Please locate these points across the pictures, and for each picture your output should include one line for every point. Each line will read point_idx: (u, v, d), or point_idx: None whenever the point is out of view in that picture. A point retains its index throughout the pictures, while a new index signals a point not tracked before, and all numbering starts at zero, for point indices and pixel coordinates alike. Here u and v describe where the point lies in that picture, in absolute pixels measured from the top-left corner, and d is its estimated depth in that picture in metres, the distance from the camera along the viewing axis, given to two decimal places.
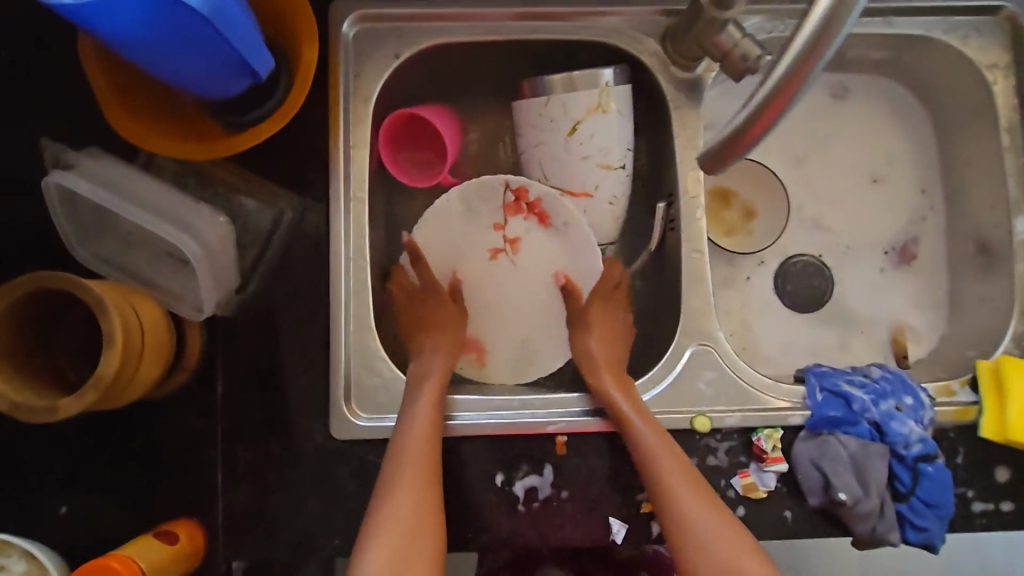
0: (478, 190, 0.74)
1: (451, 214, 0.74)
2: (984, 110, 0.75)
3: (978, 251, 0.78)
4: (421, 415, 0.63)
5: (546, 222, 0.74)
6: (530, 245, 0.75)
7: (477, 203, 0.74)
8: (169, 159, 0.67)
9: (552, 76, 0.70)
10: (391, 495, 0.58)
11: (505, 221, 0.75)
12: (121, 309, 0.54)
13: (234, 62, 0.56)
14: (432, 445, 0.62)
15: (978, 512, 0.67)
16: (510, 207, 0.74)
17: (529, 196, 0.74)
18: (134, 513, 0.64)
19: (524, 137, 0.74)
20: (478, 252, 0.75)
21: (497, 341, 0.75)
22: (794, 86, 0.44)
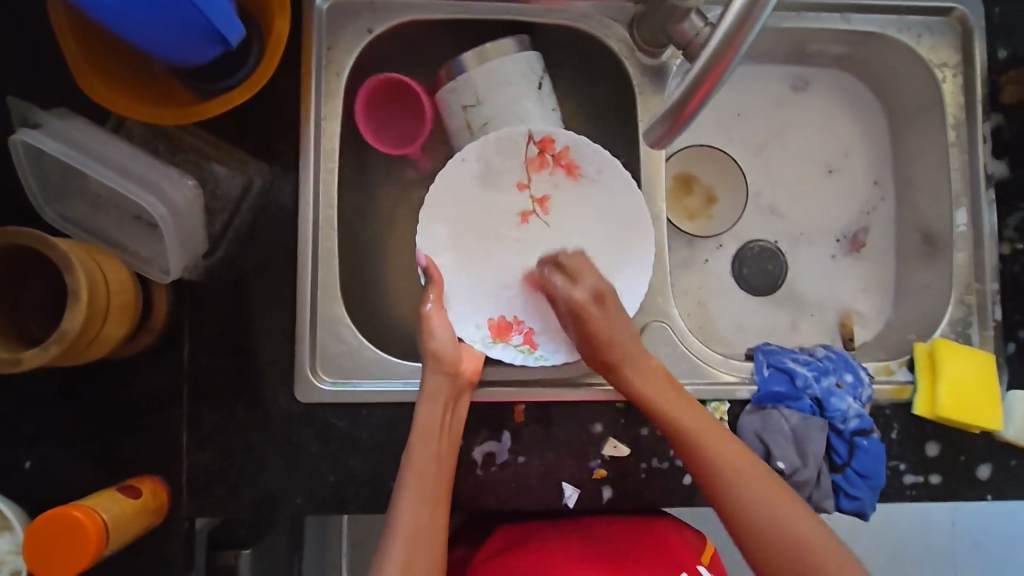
0: (497, 142, 0.73)
1: (465, 174, 0.74)
2: (932, 106, 0.79)
3: (923, 241, 0.82)
4: (430, 424, 0.64)
5: (574, 172, 0.75)
6: (560, 199, 0.76)
7: (498, 160, 0.74)
8: (138, 122, 0.67)
9: (467, 55, 0.72)
10: (400, 504, 0.61)
11: (529, 179, 0.76)
12: (87, 267, 0.55)
13: (204, 28, 0.57)
14: (442, 459, 0.64)
15: (909, 484, 0.71)
16: (533, 162, 0.75)
17: (554, 146, 0.74)
18: (98, 470, 0.66)
19: (487, 104, 0.73)
20: (499, 215, 0.76)
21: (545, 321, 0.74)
22: (727, 59, 0.49)
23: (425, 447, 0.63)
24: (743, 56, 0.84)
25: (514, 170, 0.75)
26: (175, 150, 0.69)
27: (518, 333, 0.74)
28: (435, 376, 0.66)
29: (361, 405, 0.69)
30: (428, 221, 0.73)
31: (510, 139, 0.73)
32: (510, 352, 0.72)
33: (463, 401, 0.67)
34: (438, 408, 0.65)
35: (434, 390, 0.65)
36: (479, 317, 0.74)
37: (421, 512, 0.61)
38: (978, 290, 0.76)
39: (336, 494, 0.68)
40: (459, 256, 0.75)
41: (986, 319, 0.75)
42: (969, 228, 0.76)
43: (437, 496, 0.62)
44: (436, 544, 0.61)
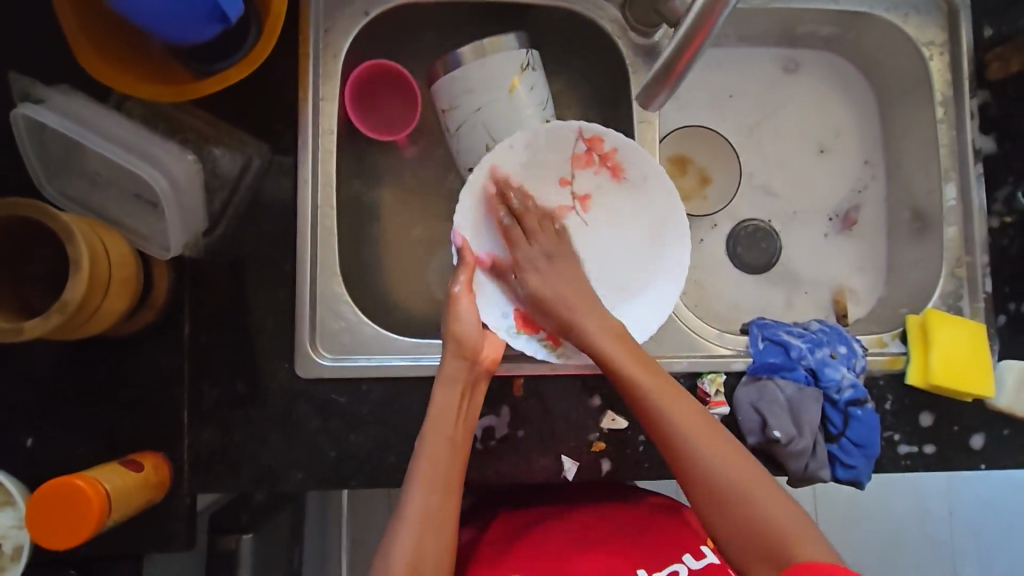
0: (547, 135, 0.74)
1: (510, 160, 0.74)
2: (921, 83, 0.80)
3: (914, 217, 0.83)
4: (448, 414, 0.63)
5: (619, 174, 0.75)
6: (600, 199, 0.77)
7: (544, 150, 0.74)
8: (139, 103, 0.68)
9: (464, 50, 0.71)
10: (410, 491, 0.60)
11: (573, 176, 0.76)
12: (90, 241, 0.56)
13: (204, 7, 0.58)
14: (458, 447, 0.63)
15: (903, 454, 0.72)
16: (579, 160, 0.75)
17: (602, 146, 0.74)
18: (98, 447, 0.66)
19: (461, 108, 0.73)
20: (538, 206, 0.76)
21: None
22: (714, 14, 0.50)
23: (441, 430, 0.62)
24: (734, 39, 0.86)
25: (559, 166, 0.76)
26: (173, 130, 0.69)
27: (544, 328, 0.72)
28: (457, 360, 0.65)
29: (360, 380, 0.70)
30: (466, 201, 0.73)
31: (559, 134, 0.73)
32: (533, 346, 0.71)
33: (481, 388, 0.66)
34: (455, 393, 0.64)
35: (452, 374, 0.64)
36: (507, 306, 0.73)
37: (433, 496, 0.60)
38: (968, 263, 0.77)
39: (336, 470, 0.69)
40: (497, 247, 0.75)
41: (976, 291, 0.76)
42: (958, 203, 0.78)
43: (449, 481, 0.61)
44: (447, 532, 0.60)
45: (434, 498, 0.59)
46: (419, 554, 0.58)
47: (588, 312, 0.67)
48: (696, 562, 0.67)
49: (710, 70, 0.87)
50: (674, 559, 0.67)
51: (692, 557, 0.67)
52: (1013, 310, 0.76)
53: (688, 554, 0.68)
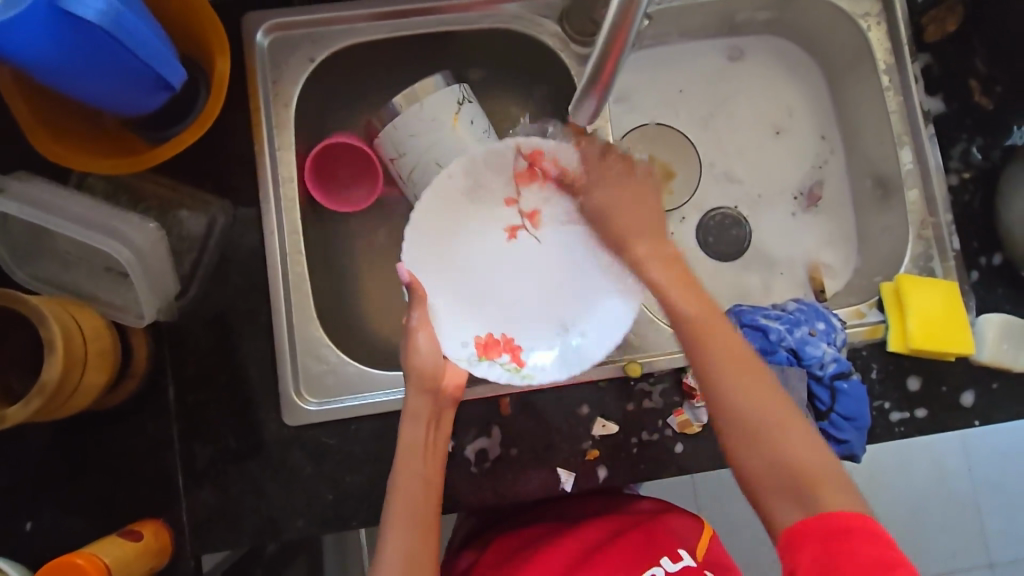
0: (485, 158, 0.75)
1: (454, 190, 0.75)
2: (863, 54, 0.81)
3: (876, 185, 0.84)
4: (415, 458, 0.62)
5: (562, 188, 0.78)
6: (548, 214, 0.80)
7: (487, 174, 0.76)
8: (99, 178, 0.70)
9: (397, 100, 0.74)
10: (388, 535, 0.60)
11: (517, 195, 0.79)
12: (63, 320, 0.57)
13: (149, 79, 0.60)
14: (431, 486, 0.62)
15: (896, 421, 0.72)
16: (524, 178, 0.77)
17: (542, 161, 0.76)
18: (98, 520, 0.67)
19: (409, 154, 0.75)
20: (488, 232, 0.80)
21: (532, 339, 0.77)
22: (618, 47, 0.51)
23: (412, 466, 0.62)
24: (675, 36, 0.87)
25: (502, 187, 0.78)
26: (136, 200, 0.71)
27: (505, 351, 0.75)
28: (420, 394, 0.65)
29: (349, 420, 0.71)
30: (418, 231, 0.74)
31: (499, 156, 0.75)
32: (496, 371, 0.73)
33: (446, 419, 0.66)
34: (422, 427, 0.64)
35: (417, 409, 0.65)
36: (465, 335, 0.75)
37: (413, 537, 0.60)
38: (934, 223, 0.78)
39: (336, 512, 0.69)
40: (456, 276, 0.78)
41: (945, 250, 0.77)
42: (916, 165, 0.78)
43: (427, 518, 0.61)
44: (430, 566, 0.60)
45: (420, 538, 0.60)
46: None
47: (643, 224, 0.71)
48: (671, 565, 0.66)
49: (656, 69, 0.89)
50: (651, 562, 0.66)
51: (668, 560, 0.66)
52: (984, 265, 0.77)
53: (665, 557, 0.67)
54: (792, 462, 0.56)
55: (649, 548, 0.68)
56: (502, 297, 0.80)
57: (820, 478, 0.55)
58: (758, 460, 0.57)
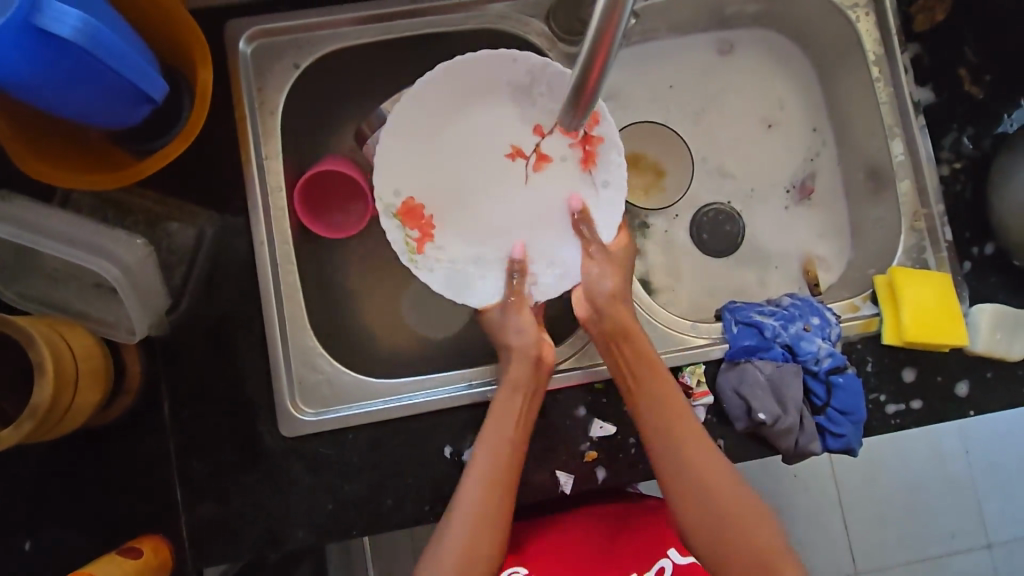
0: (553, 76, 0.71)
1: (503, 76, 0.73)
2: (852, 45, 0.80)
3: (868, 176, 0.84)
4: (500, 427, 0.65)
5: (587, 164, 0.74)
6: (552, 167, 0.76)
7: (539, 88, 0.73)
8: (86, 195, 0.70)
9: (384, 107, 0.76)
10: (463, 492, 0.63)
11: (547, 132, 0.75)
12: (51, 341, 0.56)
13: (131, 94, 0.59)
14: (513, 457, 0.64)
15: (892, 413, 0.73)
16: (565, 127, 0.74)
17: (594, 127, 0.72)
18: (98, 537, 0.66)
19: None
20: (492, 136, 0.76)
21: (464, 247, 0.75)
22: (602, 57, 0.46)
23: (501, 432, 0.64)
24: (664, 30, 0.87)
25: (544, 110, 0.74)
26: (123, 215, 0.71)
27: (418, 230, 0.74)
28: (518, 364, 0.68)
29: (346, 429, 0.70)
30: (406, 112, 0.72)
31: (561, 82, 0.71)
32: (397, 237, 0.73)
33: (542, 388, 0.68)
34: (517, 398, 0.66)
35: (516, 378, 0.67)
36: (403, 189, 0.74)
37: (488, 498, 0.62)
38: (926, 215, 0.77)
39: (336, 522, 0.69)
40: (431, 157, 0.75)
41: (938, 241, 0.77)
42: (908, 156, 0.78)
43: (503, 484, 0.63)
44: (494, 542, 0.62)
45: (493, 499, 0.62)
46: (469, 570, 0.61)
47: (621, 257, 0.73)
48: (680, 557, 0.72)
49: (646, 65, 0.88)
50: (660, 556, 0.72)
51: (676, 553, 0.72)
52: (977, 255, 0.77)
53: (673, 549, 0.73)
54: (752, 550, 0.62)
55: (662, 542, 0.72)
56: (468, 205, 0.76)
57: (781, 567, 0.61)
58: (716, 536, 0.63)
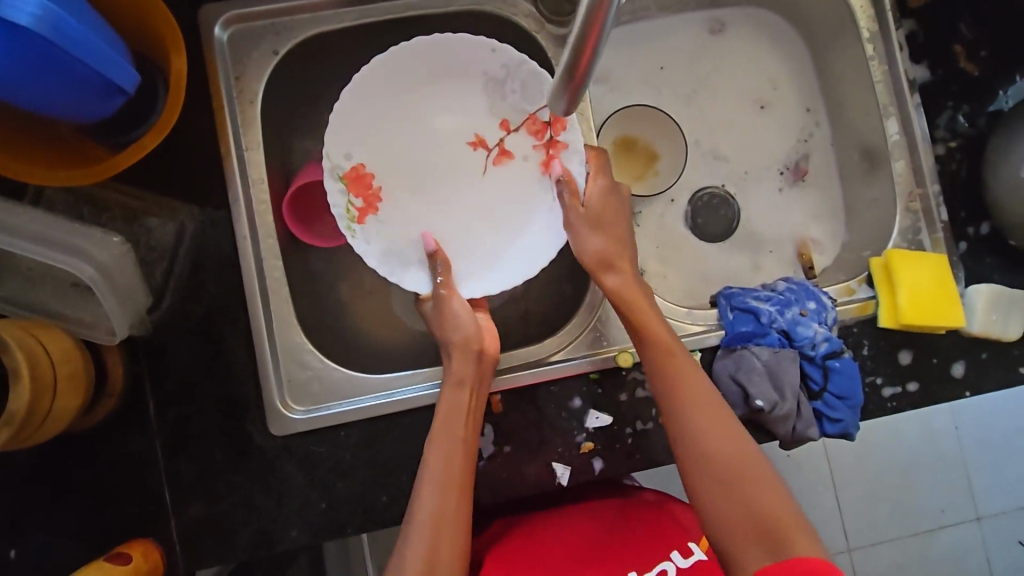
0: (528, 74, 0.70)
1: (476, 62, 0.71)
2: (846, 22, 0.79)
3: (862, 157, 0.83)
4: (448, 425, 0.63)
5: (548, 168, 0.73)
6: (513, 164, 0.75)
7: (511, 83, 0.71)
8: (59, 191, 0.67)
9: None
10: (420, 495, 0.61)
11: (512, 129, 0.74)
12: (26, 345, 0.54)
13: (99, 85, 0.56)
14: (466, 454, 0.63)
15: (888, 396, 0.72)
16: (533, 127, 0.72)
17: (560, 132, 0.71)
18: (86, 543, 0.65)
19: None
20: (455, 123, 0.74)
21: (408, 233, 0.73)
22: (600, 16, 0.42)
23: (452, 431, 0.63)
24: (654, 10, 0.85)
25: (512, 107, 0.73)
26: (99, 211, 0.68)
27: (364, 202, 0.71)
28: (462, 358, 0.66)
29: (338, 426, 0.69)
30: (369, 77, 0.69)
31: (537, 83, 0.70)
32: (338, 200, 0.69)
33: (487, 380, 0.67)
34: (463, 392, 0.65)
35: (461, 374, 0.65)
36: (355, 156, 0.71)
37: (446, 499, 0.60)
38: (922, 195, 0.77)
39: (330, 520, 0.68)
40: (391, 137, 0.73)
41: (934, 221, 0.76)
42: (903, 135, 0.77)
43: (456, 484, 0.61)
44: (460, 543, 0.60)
45: (450, 502, 0.60)
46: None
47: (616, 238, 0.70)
48: (683, 560, 0.67)
49: (636, 46, 0.86)
50: (662, 559, 0.67)
51: (680, 555, 0.68)
52: (972, 235, 0.76)
53: (675, 552, 0.68)
54: (759, 509, 0.58)
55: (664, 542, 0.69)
56: (422, 188, 0.75)
57: (789, 526, 0.57)
58: (730, 506, 0.59)
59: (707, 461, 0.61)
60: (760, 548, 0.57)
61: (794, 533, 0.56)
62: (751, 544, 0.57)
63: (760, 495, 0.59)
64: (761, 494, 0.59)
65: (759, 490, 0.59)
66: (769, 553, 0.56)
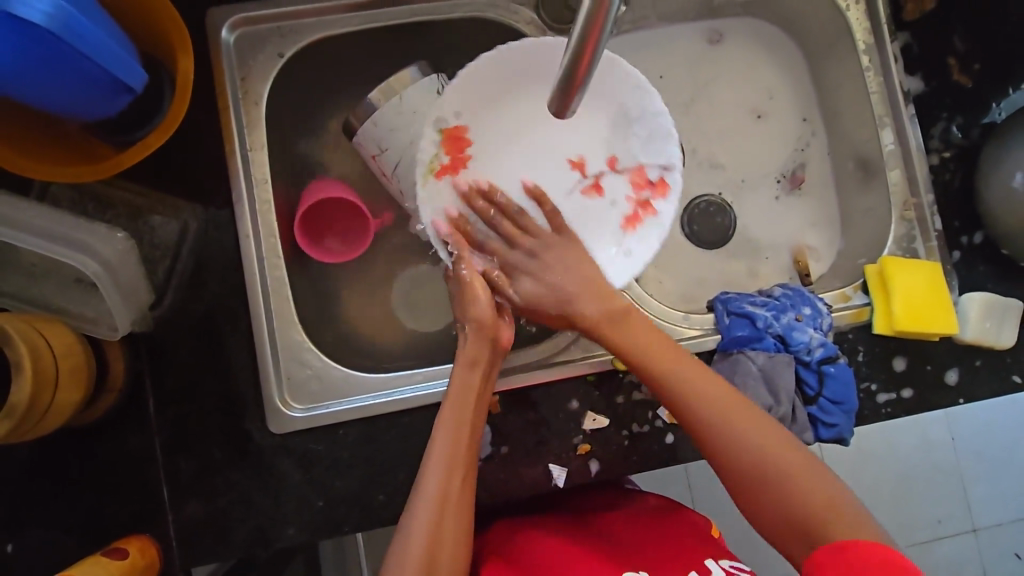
0: (658, 134, 0.71)
1: (609, 90, 0.71)
2: (842, 33, 0.80)
3: (858, 166, 0.84)
4: (456, 408, 0.62)
5: (630, 225, 0.74)
6: (596, 205, 0.74)
7: (638, 133, 0.72)
8: (64, 189, 0.68)
9: (373, 95, 0.71)
10: (426, 476, 0.60)
11: (614, 168, 0.74)
12: (29, 337, 0.55)
13: (107, 83, 0.57)
14: (471, 437, 0.62)
15: (882, 402, 0.73)
16: (637, 179, 0.73)
17: (661, 195, 0.73)
18: (84, 539, 0.65)
19: (391, 150, 0.72)
20: (563, 135, 0.74)
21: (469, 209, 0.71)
22: (604, 12, 0.43)
23: (460, 414, 0.62)
24: (654, 20, 0.86)
25: (627, 152, 0.73)
26: (104, 209, 0.69)
27: (449, 159, 0.71)
28: (476, 340, 0.64)
29: (336, 425, 0.69)
30: (500, 58, 0.69)
31: (663, 146, 0.71)
32: (426, 150, 0.69)
33: (497, 366, 0.66)
34: (474, 372, 0.64)
35: (474, 355, 0.64)
36: (454, 116, 0.70)
37: (450, 481, 0.60)
38: (915, 204, 0.78)
39: (327, 519, 0.68)
40: (488, 125, 0.72)
41: (927, 229, 0.77)
42: (898, 146, 0.78)
43: (463, 464, 0.61)
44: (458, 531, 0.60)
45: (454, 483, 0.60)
46: (432, 563, 0.58)
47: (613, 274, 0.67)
48: None
49: (637, 54, 0.87)
50: None
51: None
52: (965, 244, 0.77)
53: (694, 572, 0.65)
54: (793, 493, 0.58)
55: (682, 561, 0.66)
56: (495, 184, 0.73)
57: (821, 506, 0.57)
58: (768, 497, 0.60)
59: (732, 461, 0.61)
60: (796, 538, 0.58)
61: (825, 507, 0.57)
62: (786, 525, 0.59)
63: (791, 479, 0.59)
64: (788, 475, 0.59)
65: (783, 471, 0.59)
66: (804, 540, 0.57)
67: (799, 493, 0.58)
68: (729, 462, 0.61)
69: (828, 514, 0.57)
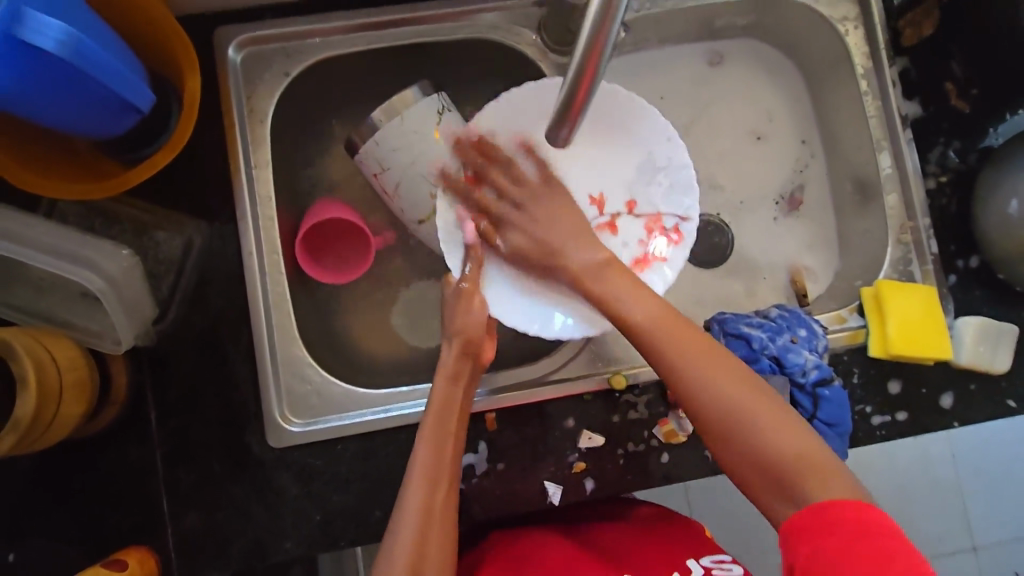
0: (681, 183, 0.72)
1: (638, 136, 0.72)
2: (841, 57, 0.81)
3: (855, 189, 0.85)
4: (437, 419, 0.63)
5: (639, 265, 0.73)
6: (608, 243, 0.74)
7: (660, 180, 0.73)
8: (72, 204, 0.69)
9: (376, 115, 0.72)
10: (408, 488, 0.60)
11: (632, 209, 0.74)
12: (33, 352, 0.56)
13: (115, 104, 0.58)
14: (455, 451, 0.63)
15: (877, 425, 0.73)
16: (651, 225, 0.74)
17: (674, 240, 0.73)
18: (84, 549, 0.66)
19: (393, 168, 0.73)
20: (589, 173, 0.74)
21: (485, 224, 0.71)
22: (595, 54, 0.45)
23: (442, 427, 0.62)
24: (655, 41, 0.87)
25: (648, 197, 0.74)
26: (110, 224, 0.71)
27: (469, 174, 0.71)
28: (459, 356, 0.66)
29: (334, 440, 0.70)
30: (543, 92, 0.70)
31: (684, 195, 0.72)
32: None
33: (476, 383, 0.67)
34: (456, 387, 0.65)
35: (455, 370, 0.65)
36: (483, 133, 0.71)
37: (435, 495, 0.60)
38: (912, 227, 0.78)
39: (324, 533, 0.69)
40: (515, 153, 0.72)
41: (924, 253, 0.78)
42: (895, 169, 0.79)
43: (446, 478, 0.61)
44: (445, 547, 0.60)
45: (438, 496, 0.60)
46: None
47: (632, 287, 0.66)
48: None
49: (638, 75, 0.88)
50: None
51: None
52: (962, 267, 0.78)
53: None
54: (772, 452, 0.56)
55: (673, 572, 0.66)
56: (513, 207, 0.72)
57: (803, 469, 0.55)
58: (743, 450, 0.57)
59: (706, 409, 0.59)
60: (775, 492, 0.56)
61: (799, 468, 0.55)
62: (761, 480, 0.56)
63: (774, 436, 0.56)
64: (776, 434, 0.56)
65: (770, 428, 0.56)
66: (781, 496, 0.55)
67: (779, 451, 0.55)
68: (711, 413, 0.59)
69: (816, 473, 0.54)
